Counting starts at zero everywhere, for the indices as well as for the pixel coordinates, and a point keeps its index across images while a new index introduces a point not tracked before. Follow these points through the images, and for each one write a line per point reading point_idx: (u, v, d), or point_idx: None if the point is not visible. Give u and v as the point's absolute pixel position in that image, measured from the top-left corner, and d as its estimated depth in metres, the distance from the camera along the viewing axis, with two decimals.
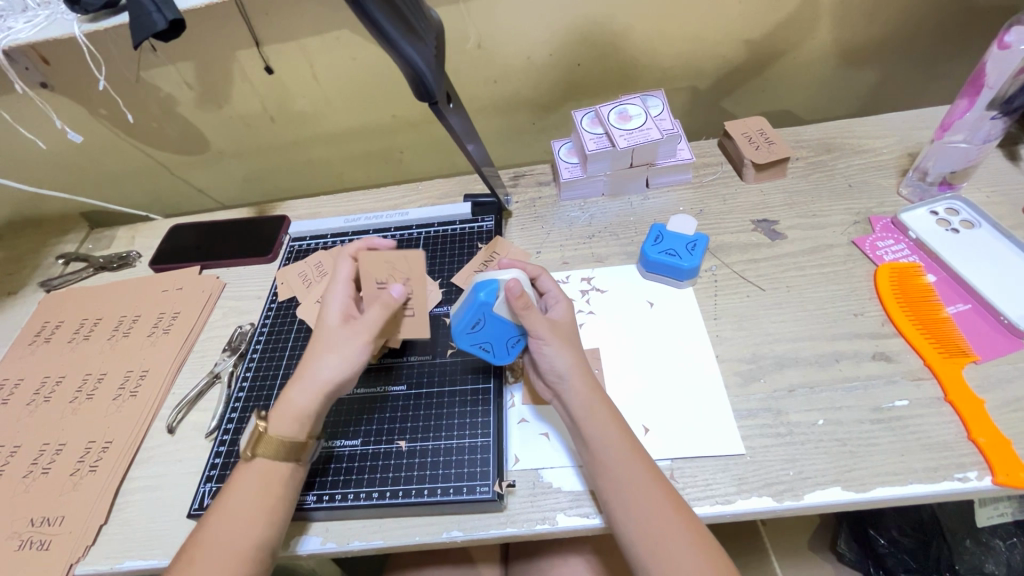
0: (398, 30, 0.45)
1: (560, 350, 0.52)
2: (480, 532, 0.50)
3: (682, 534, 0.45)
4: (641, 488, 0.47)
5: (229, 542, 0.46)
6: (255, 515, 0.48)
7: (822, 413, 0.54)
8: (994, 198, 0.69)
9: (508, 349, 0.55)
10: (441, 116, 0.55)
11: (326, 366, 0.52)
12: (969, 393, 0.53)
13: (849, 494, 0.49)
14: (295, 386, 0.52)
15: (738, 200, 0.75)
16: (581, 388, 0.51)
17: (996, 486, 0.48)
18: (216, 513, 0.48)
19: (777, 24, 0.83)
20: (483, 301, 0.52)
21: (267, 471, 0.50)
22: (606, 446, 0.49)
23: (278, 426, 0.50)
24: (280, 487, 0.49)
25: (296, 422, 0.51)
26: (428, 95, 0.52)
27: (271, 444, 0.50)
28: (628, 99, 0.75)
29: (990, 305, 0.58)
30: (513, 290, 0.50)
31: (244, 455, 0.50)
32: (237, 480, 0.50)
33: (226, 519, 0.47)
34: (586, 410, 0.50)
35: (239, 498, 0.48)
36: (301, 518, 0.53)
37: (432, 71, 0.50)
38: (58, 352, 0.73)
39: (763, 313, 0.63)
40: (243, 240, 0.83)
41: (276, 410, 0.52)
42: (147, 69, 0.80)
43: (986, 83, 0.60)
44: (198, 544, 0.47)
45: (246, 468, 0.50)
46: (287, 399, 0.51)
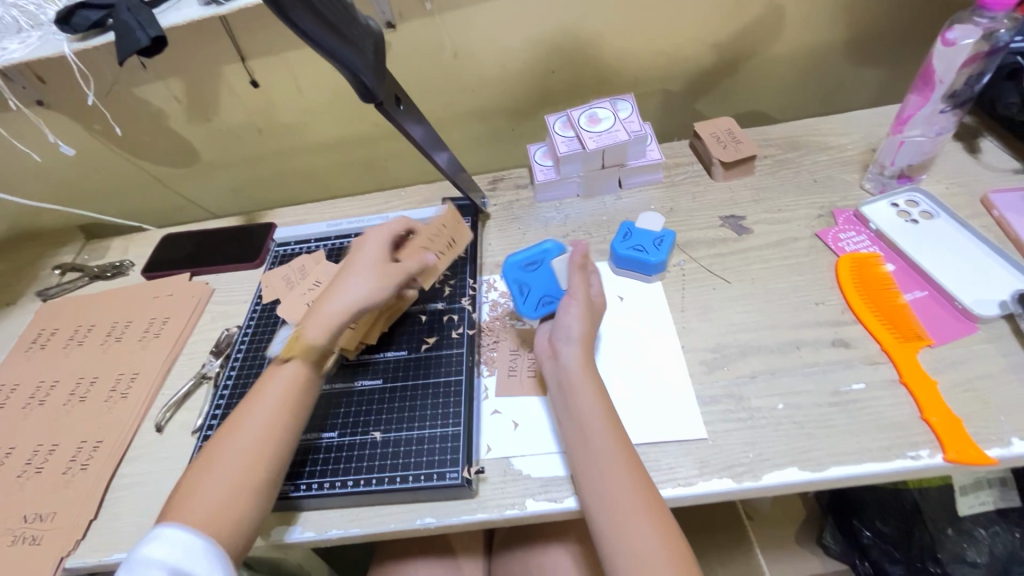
0: (332, 39, 0.48)
1: (579, 317, 0.57)
2: (452, 517, 0.52)
3: (637, 503, 0.47)
4: (609, 456, 0.50)
5: (246, 449, 0.50)
6: (278, 426, 0.52)
7: (782, 398, 0.56)
8: (953, 189, 0.71)
9: (536, 304, 0.62)
10: (388, 116, 0.57)
11: (358, 289, 0.56)
12: (923, 375, 0.55)
13: (806, 474, 0.50)
14: (327, 300, 0.56)
15: (707, 197, 0.77)
16: (580, 354, 0.55)
17: (947, 463, 0.49)
18: (234, 426, 0.52)
19: (742, 29, 0.86)
20: (548, 249, 0.66)
21: (290, 380, 0.55)
22: (591, 409, 0.52)
23: (313, 330, 0.55)
24: (299, 399, 0.54)
25: (325, 332, 0.55)
26: (369, 96, 0.54)
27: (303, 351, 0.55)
28: (598, 102, 0.78)
29: (946, 291, 0.60)
30: (580, 248, 0.60)
31: (281, 359, 0.55)
32: (265, 387, 0.55)
33: (248, 424, 0.52)
34: (579, 374, 0.54)
35: (261, 405, 0.53)
36: (289, 509, 0.55)
37: (369, 73, 0.52)
38: (53, 358, 0.76)
39: (728, 305, 0.65)
40: (231, 246, 0.86)
41: (309, 320, 0.56)
42: (138, 85, 0.83)
43: (937, 79, 0.62)
44: (209, 460, 0.51)
45: (275, 377, 0.55)
46: (323, 312, 0.55)
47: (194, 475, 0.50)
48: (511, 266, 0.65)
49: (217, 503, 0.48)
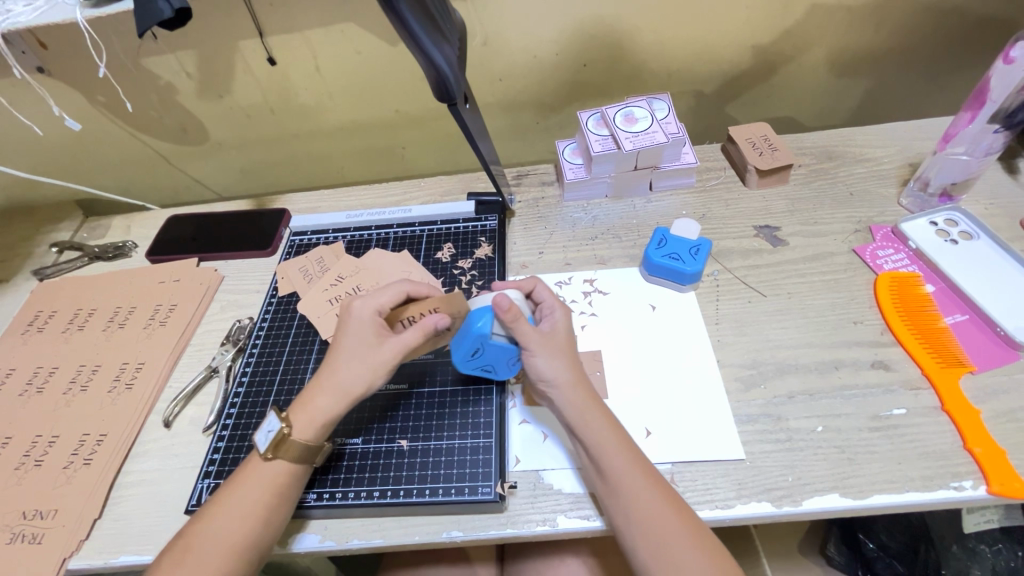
0: (426, 31, 0.46)
1: (551, 360, 0.51)
2: (480, 533, 0.50)
3: (680, 535, 0.45)
4: (638, 488, 0.47)
5: (231, 533, 0.46)
6: (260, 515, 0.47)
7: (821, 420, 0.54)
8: (993, 210, 0.69)
9: (509, 368, 0.55)
10: (461, 119, 0.56)
11: (354, 379, 0.51)
12: (965, 403, 0.53)
13: (847, 501, 0.49)
14: (321, 393, 0.51)
15: (741, 205, 0.75)
16: (574, 395, 0.51)
17: (990, 495, 0.49)
18: (218, 509, 0.47)
19: (783, 31, 0.83)
20: (481, 329, 0.51)
21: (276, 473, 0.49)
22: (602, 452, 0.49)
23: (301, 429, 0.50)
24: (286, 490, 0.49)
25: (319, 428, 0.51)
26: (448, 96, 0.52)
27: (293, 448, 0.50)
28: (635, 101, 0.75)
29: (987, 316, 0.59)
30: (502, 305, 0.49)
31: (264, 455, 0.50)
32: (246, 473, 0.49)
33: (231, 509, 0.47)
34: (580, 417, 0.50)
35: (246, 493, 0.48)
36: (298, 517, 0.52)
37: (454, 72, 0.50)
38: (51, 343, 0.72)
39: (764, 319, 0.63)
40: (241, 232, 0.82)
41: (299, 412, 0.51)
42: (149, 56, 0.78)
43: (990, 97, 0.60)
44: (188, 543, 0.46)
45: (258, 466, 0.50)
46: (314, 406, 0.51)
47: (174, 556, 0.46)
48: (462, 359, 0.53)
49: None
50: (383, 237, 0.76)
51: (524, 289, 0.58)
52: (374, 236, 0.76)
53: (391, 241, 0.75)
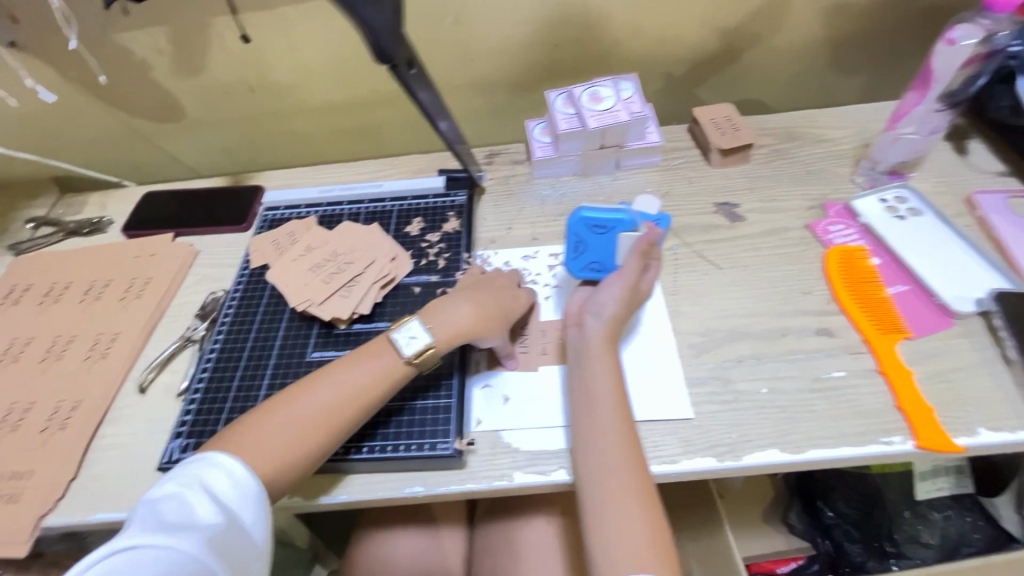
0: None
1: (614, 296, 0.57)
2: (440, 487, 0.53)
3: (628, 475, 0.49)
4: (616, 428, 0.51)
5: (315, 410, 0.51)
6: (357, 402, 0.52)
7: (766, 382, 0.57)
8: (940, 188, 0.73)
9: (582, 268, 0.64)
10: (404, 82, 0.57)
11: (464, 313, 0.57)
12: (900, 366, 0.57)
13: (785, 455, 0.52)
14: (467, 314, 0.57)
15: (703, 182, 0.78)
16: (603, 332, 0.56)
17: (917, 449, 0.52)
18: (307, 386, 0.53)
19: (748, 15, 0.85)
20: (620, 223, 0.63)
21: (389, 369, 0.54)
22: (604, 385, 0.53)
23: (434, 341, 0.55)
24: (390, 388, 0.54)
25: (438, 344, 0.56)
26: (385, 57, 0.53)
27: (432, 356, 0.55)
28: (602, 80, 0.77)
29: (926, 286, 0.62)
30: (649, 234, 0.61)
31: (412, 359, 0.54)
32: (363, 359, 0.54)
33: (330, 386, 0.52)
34: (598, 348, 0.55)
35: (360, 374, 0.53)
36: (339, 469, 0.54)
37: (388, 34, 0.52)
38: (27, 314, 0.73)
39: (719, 290, 0.66)
40: (216, 208, 0.83)
41: (442, 329, 0.56)
42: (122, 32, 0.79)
43: (935, 78, 0.63)
44: (276, 405, 0.51)
45: (376, 356, 0.55)
46: (463, 324, 0.56)
47: (260, 413, 0.51)
48: (578, 221, 0.63)
49: (274, 454, 0.48)
50: (355, 212, 0.77)
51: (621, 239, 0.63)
52: (346, 211, 0.78)
53: (362, 216, 0.77)
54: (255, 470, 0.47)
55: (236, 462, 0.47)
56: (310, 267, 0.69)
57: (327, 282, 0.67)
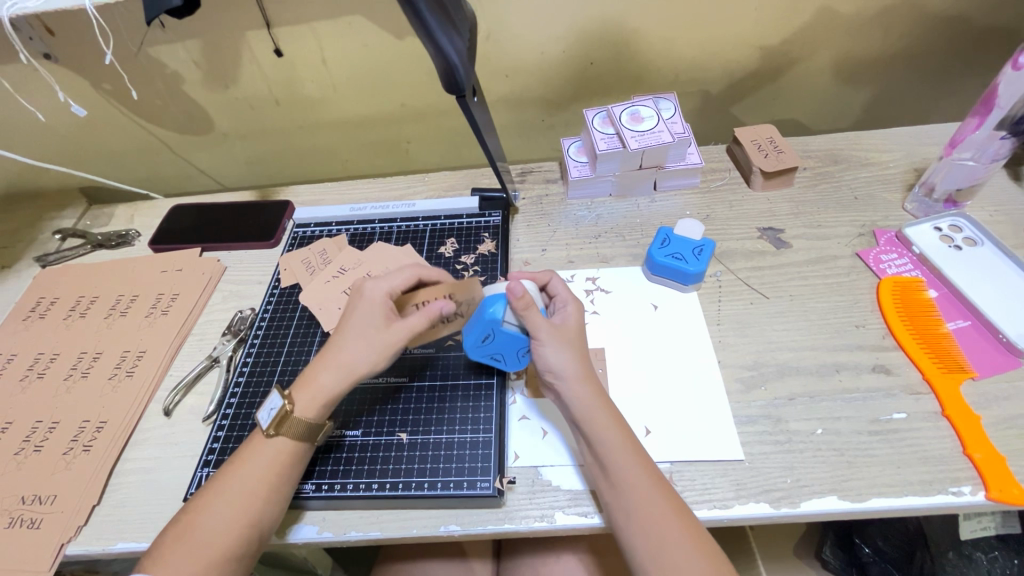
0: (437, 22, 0.47)
1: (560, 352, 0.51)
2: (478, 527, 0.50)
3: (680, 538, 0.45)
4: (642, 496, 0.46)
5: (223, 517, 0.46)
6: (254, 497, 0.47)
7: (821, 423, 0.54)
8: (997, 217, 0.69)
9: (518, 357, 0.56)
10: (469, 111, 0.56)
11: (358, 358, 0.51)
12: (966, 409, 0.53)
13: (845, 504, 0.49)
14: (323, 368, 0.52)
15: (745, 206, 0.75)
16: (583, 392, 0.51)
17: (989, 501, 0.49)
18: (211, 492, 0.48)
19: (791, 34, 0.83)
20: (492, 315, 0.52)
21: (277, 452, 0.50)
22: (606, 452, 0.49)
23: (303, 405, 0.51)
24: (286, 473, 0.50)
25: (322, 407, 0.51)
26: (456, 88, 0.52)
27: (294, 426, 0.50)
28: (641, 100, 0.75)
29: (990, 323, 0.59)
30: (515, 291, 0.50)
31: (266, 431, 0.50)
32: (250, 451, 0.50)
33: (228, 492, 0.47)
34: (586, 411, 0.50)
35: (256, 468, 0.49)
36: (295, 508, 0.52)
37: (464, 65, 0.51)
38: (53, 329, 0.72)
39: (766, 321, 0.63)
40: (246, 223, 0.82)
41: (304, 391, 0.52)
42: (156, 45, 0.78)
43: (998, 103, 0.60)
44: (183, 528, 0.46)
45: (258, 446, 0.50)
46: (316, 382, 0.52)
47: (169, 538, 0.46)
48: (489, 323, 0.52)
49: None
50: (386, 231, 0.76)
51: (540, 281, 0.58)
52: (378, 230, 0.76)
53: (394, 235, 0.75)
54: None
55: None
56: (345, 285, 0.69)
57: None
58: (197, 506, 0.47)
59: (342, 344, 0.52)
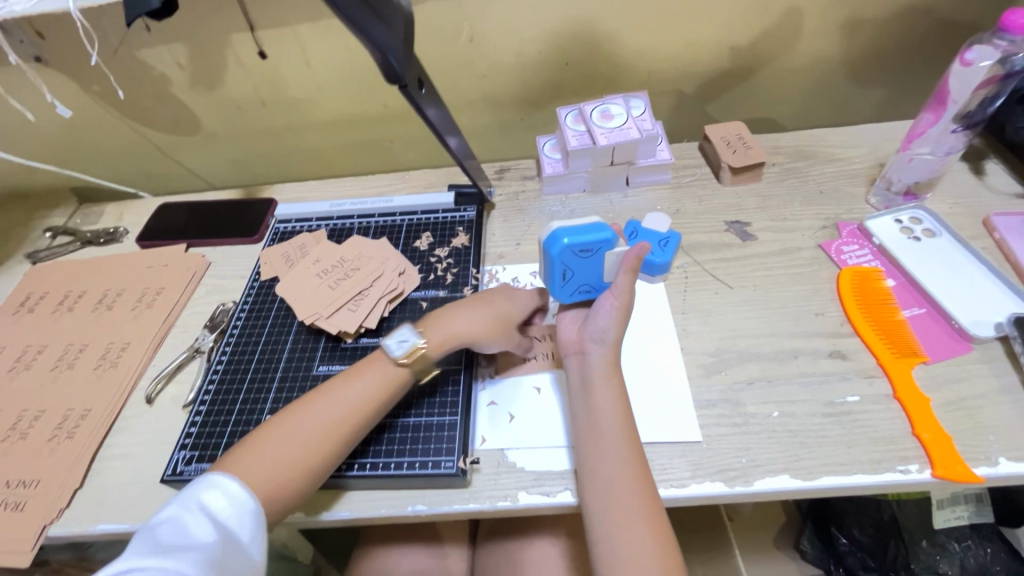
0: (366, 16, 0.49)
1: (613, 321, 0.55)
2: (444, 506, 0.52)
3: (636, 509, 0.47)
4: (621, 466, 0.49)
5: (308, 431, 0.51)
6: (349, 417, 0.52)
7: (777, 406, 0.56)
8: (957, 209, 0.71)
9: (571, 292, 0.58)
10: (412, 101, 0.58)
11: (466, 321, 0.58)
12: (916, 392, 0.55)
13: (796, 482, 0.51)
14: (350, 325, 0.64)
15: (714, 201, 0.77)
16: (609, 359, 0.54)
17: (935, 478, 0.50)
18: (304, 405, 0.53)
19: (759, 34, 0.85)
20: (608, 241, 0.55)
21: (387, 376, 0.55)
22: (610, 415, 0.52)
23: (433, 340, 0.57)
24: (386, 399, 0.54)
25: (445, 343, 0.57)
26: (396, 78, 0.54)
27: (423, 360, 0.56)
28: (612, 98, 0.77)
29: (944, 310, 0.61)
30: (640, 251, 0.53)
31: (397, 359, 0.55)
32: (362, 370, 0.55)
33: (321, 406, 0.52)
34: (604, 377, 0.54)
35: (359, 388, 0.53)
36: (336, 487, 0.54)
37: (397, 56, 0.52)
38: (41, 322, 0.74)
39: (729, 310, 0.65)
40: (230, 220, 0.84)
41: (435, 329, 0.58)
42: (143, 48, 0.81)
43: (950, 98, 0.62)
44: (276, 423, 0.51)
45: (373, 365, 0.55)
46: (452, 323, 0.58)
47: (252, 442, 0.50)
48: (560, 250, 0.54)
49: (271, 481, 0.48)
50: (365, 226, 0.78)
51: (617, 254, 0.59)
52: (357, 225, 0.78)
53: (372, 230, 0.77)
54: (251, 492, 0.47)
55: (230, 484, 0.47)
56: (317, 275, 0.70)
57: (353, 309, 0.65)
58: (290, 411, 0.52)
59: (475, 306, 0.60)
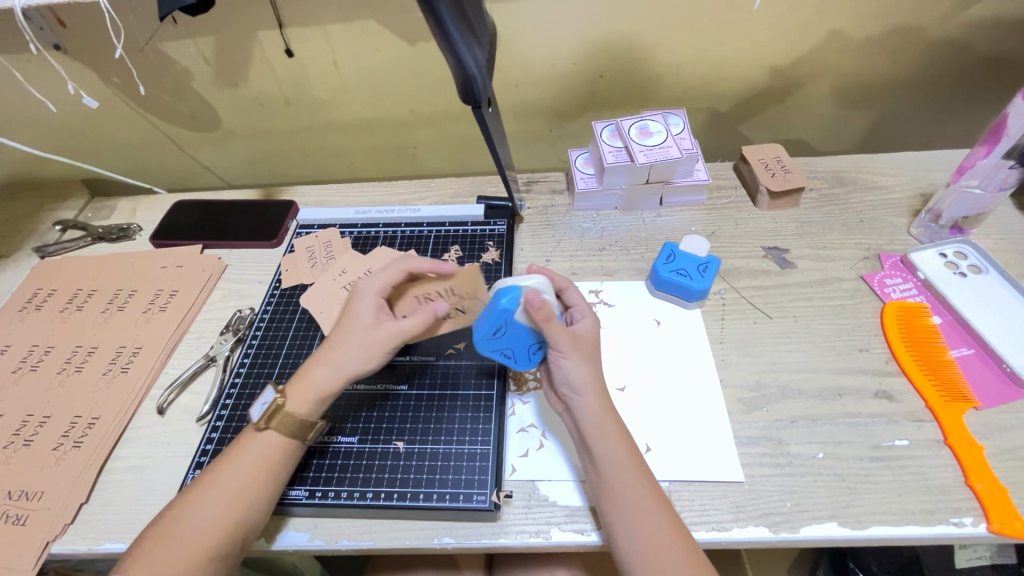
0: (460, 33, 0.47)
1: (578, 364, 0.51)
2: (472, 541, 0.49)
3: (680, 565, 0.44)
4: (652, 523, 0.46)
5: (211, 508, 0.46)
6: (244, 493, 0.47)
7: (823, 447, 0.54)
8: (1002, 245, 0.69)
9: (529, 356, 0.54)
10: (484, 123, 0.57)
11: (351, 360, 0.51)
12: (969, 438, 0.53)
13: (845, 531, 0.49)
14: (318, 367, 0.52)
15: (751, 225, 0.75)
16: (594, 407, 0.50)
17: (990, 533, 0.48)
18: (195, 494, 0.47)
19: (801, 55, 0.83)
20: (506, 308, 0.49)
21: (273, 444, 0.50)
22: (617, 469, 0.48)
23: (294, 402, 0.51)
24: (278, 468, 0.49)
25: (314, 402, 0.51)
26: (472, 98, 0.53)
27: (286, 422, 0.50)
28: (650, 114, 0.75)
29: (994, 352, 0.59)
30: (533, 302, 0.48)
31: (257, 425, 0.50)
32: (240, 447, 0.49)
33: (220, 481, 0.47)
34: (597, 429, 0.49)
35: (238, 466, 0.48)
36: (281, 513, 0.51)
37: (482, 76, 0.51)
38: (49, 321, 0.71)
39: (769, 341, 0.63)
40: (249, 222, 0.81)
41: (296, 386, 0.52)
42: (166, 41, 0.78)
43: (1006, 133, 0.60)
44: (169, 519, 0.46)
45: (252, 440, 0.50)
46: (310, 377, 0.52)
47: (157, 530, 0.46)
48: (484, 339, 0.51)
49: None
50: (390, 236, 0.75)
51: (557, 288, 0.57)
52: (382, 234, 0.76)
53: (398, 240, 0.75)
54: None
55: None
56: (344, 286, 0.68)
57: None
58: (178, 505, 0.47)
59: (332, 343, 0.53)
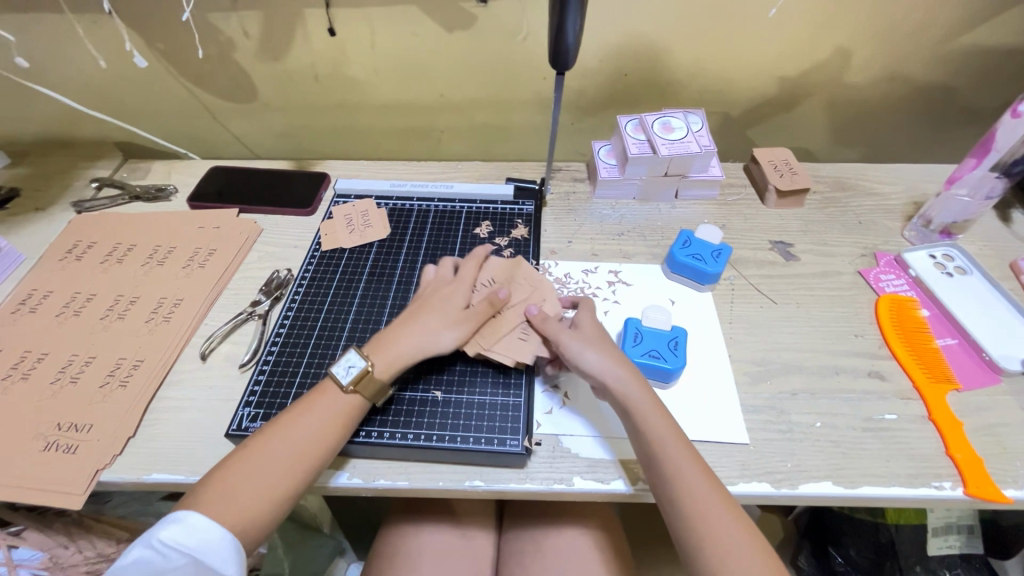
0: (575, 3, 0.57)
1: (596, 351, 0.56)
2: (501, 483, 0.54)
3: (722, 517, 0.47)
4: (699, 483, 0.49)
5: (282, 456, 0.49)
6: (315, 444, 0.51)
7: (820, 417, 0.59)
8: (986, 251, 0.76)
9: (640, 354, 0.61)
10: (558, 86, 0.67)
11: (441, 337, 0.58)
12: (951, 416, 0.59)
13: (838, 489, 0.54)
14: (404, 340, 0.57)
15: (759, 220, 0.81)
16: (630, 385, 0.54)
17: (966, 496, 0.54)
18: (267, 437, 0.51)
19: (810, 68, 0.89)
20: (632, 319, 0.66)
21: (342, 400, 0.54)
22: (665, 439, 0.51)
23: (384, 368, 0.56)
24: (351, 421, 0.53)
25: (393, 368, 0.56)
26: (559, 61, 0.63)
27: (371, 384, 0.55)
28: (672, 112, 0.80)
29: (975, 342, 0.65)
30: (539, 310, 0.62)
31: (344, 387, 0.54)
32: (312, 401, 0.53)
33: (292, 430, 0.51)
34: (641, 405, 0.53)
35: (310, 418, 0.52)
36: None
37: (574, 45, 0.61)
38: (89, 271, 0.74)
39: (774, 323, 0.68)
40: (285, 189, 0.85)
41: (380, 354, 0.56)
42: (215, 11, 0.82)
43: (995, 146, 0.67)
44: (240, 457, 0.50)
45: (325, 396, 0.54)
46: (392, 350, 0.57)
47: (231, 464, 0.49)
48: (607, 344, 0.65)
49: (249, 507, 0.47)
50: (424, 209, 0.81)
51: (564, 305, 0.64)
52: (416, 207, 0.81)
53: (431, 214, 0.80)
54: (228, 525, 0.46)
55: (206, 519, 0.45)
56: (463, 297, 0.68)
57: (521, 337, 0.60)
58: (248, 447, 0.50)
59: (423, 320, 0.58)
